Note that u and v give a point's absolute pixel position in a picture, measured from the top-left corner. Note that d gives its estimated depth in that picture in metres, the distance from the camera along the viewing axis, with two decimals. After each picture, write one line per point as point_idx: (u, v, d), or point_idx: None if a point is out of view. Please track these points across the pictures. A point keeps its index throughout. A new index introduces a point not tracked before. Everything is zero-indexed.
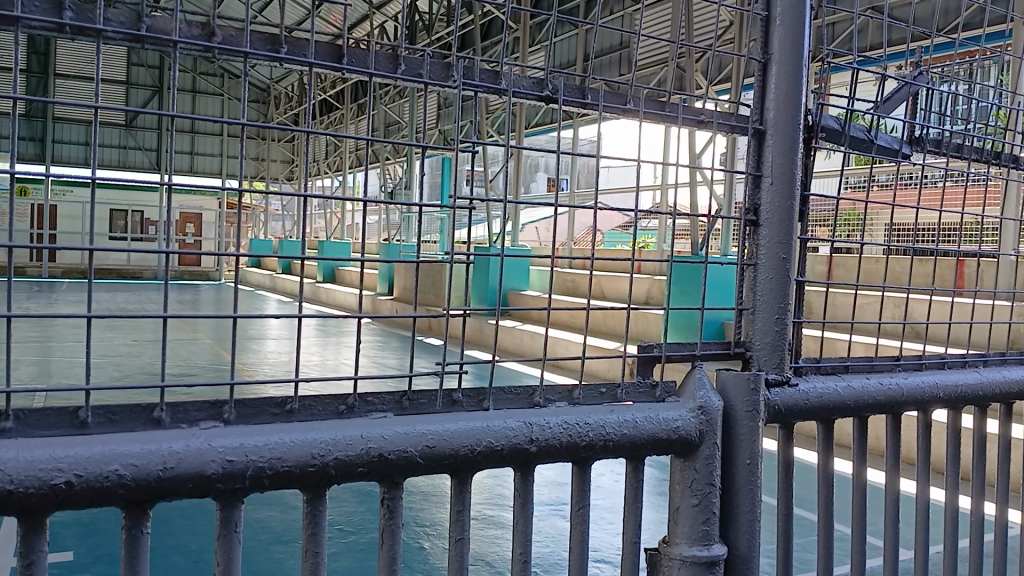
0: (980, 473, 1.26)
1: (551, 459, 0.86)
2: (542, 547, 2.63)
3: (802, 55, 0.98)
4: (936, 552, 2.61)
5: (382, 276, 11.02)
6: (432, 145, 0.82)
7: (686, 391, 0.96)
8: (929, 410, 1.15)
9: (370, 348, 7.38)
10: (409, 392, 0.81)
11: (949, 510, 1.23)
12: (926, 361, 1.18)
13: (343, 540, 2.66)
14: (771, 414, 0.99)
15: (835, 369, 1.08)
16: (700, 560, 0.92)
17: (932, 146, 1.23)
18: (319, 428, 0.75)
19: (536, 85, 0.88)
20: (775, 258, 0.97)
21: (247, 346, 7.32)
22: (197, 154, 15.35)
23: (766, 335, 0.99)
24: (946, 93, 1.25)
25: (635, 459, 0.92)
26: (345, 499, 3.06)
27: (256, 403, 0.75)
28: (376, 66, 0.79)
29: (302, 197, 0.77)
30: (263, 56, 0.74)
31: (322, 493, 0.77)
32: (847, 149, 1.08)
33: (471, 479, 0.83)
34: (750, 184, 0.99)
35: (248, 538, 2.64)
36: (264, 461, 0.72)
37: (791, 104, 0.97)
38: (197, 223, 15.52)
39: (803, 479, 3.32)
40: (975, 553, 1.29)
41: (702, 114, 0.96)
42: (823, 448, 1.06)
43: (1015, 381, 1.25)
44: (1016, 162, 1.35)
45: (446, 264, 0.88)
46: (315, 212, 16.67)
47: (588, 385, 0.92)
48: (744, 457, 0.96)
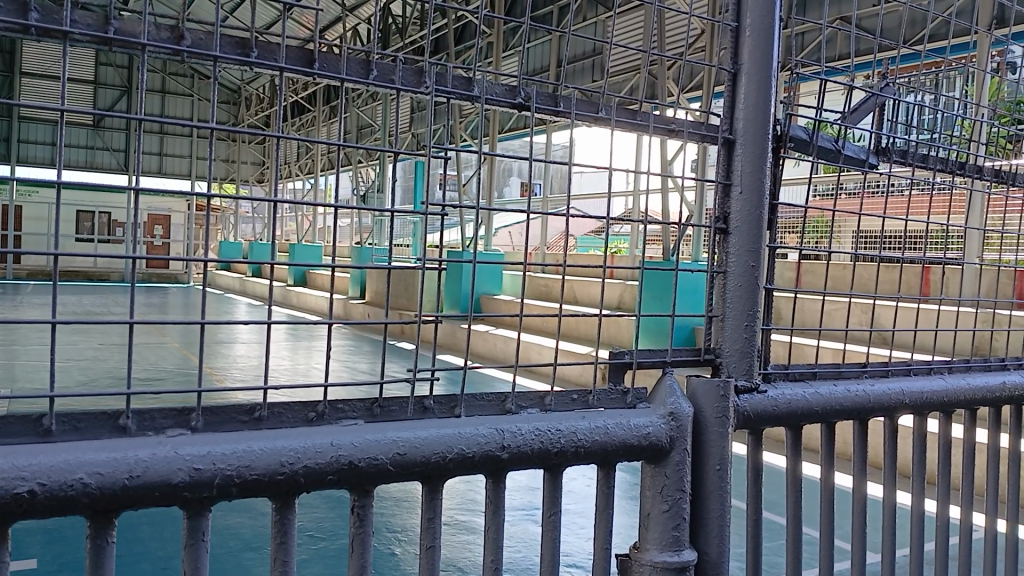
0: (946, 478, 1.28)
1: (523, 466, 0.86)
2: (513, 552, 2.63)
3: (771, 65, 0.99)
4: (902, 557, 2.66)
5: (354, 280, 11.01)
6: (403, 151, 0.81)
7: (657, 397, 0.96)
8: (895, 416, 1.16)
9: (341, 353, 7.36)
10: (380, 400, 0.80)
11: (915, 513, 1.24)
12: (893, 367, 1.20)
13: (312, 547, 2.64)
14: (741, 420, 1.00)
15: (803, 376, 1.09)
16: (671, 567, 0.92)
17: (898, 156, 1.25)
18: (287, 436, 0.74)
19: (509, 92, 0.88)
20: (744, 266, 0.98)
21: (216, 350, 7.25)
22: (166, 155, 15.21)
23: (736, 342, 0.99)
24: (910, 104, 1.27)
25: (607, 465, 0.92)
26: (314, 505, 3.05)
27: (223, 410, 0.74)
28: (348, 71, 0.79)
29: (273, 201, 0.76)
30: (232, 60, 0.73)
31: (291, 501, 0.76)
32: (816, 158, 1.10)
33: (442, 486, 0.83)
34: (719, 192, 1.00)
35: (217, 545, 2.61)
36: (231, 469, 0.71)
37: (760, 118, 0.98)
38: (166, 225, 15.35)
39: (771, 482, 3.38)
40: (943, 555, 1.30)
41: (673, 123, 0.97)
42: (791, 453, 1.07)
43: (979, 388, 1.27)
44: (979, 174, 1.37)
45: (422, 271, 0.87)
46: (286, 215, 16.58)
47: (560, 392, 0.92)
48: (713, 463, 0.97)
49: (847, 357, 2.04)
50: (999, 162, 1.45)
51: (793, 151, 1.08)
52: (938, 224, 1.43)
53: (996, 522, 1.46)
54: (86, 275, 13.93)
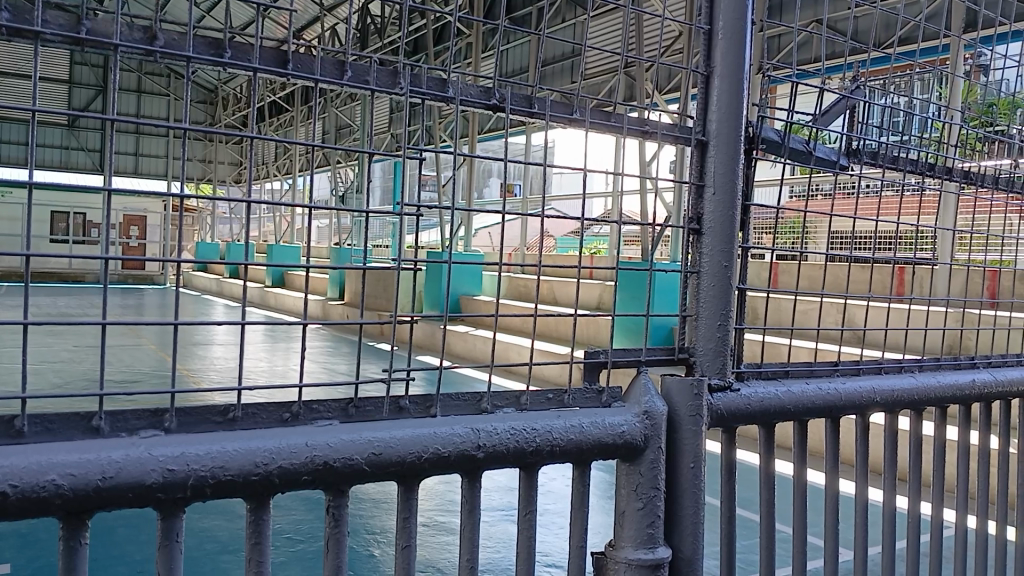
0: (917, 475, 1.30)
1: (499, 465, 0.87)
2: (492, 552, 2.64)
3: (743, 70, 1.00)
4: (875, 554, 2.70)
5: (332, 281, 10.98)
6: (379, 152, 0.82)
7: (632, 396, 0.97)
8: (866, 414, 1.18)
9: (319, 354, 7.33)
10: (355, 400, 0.81)
11: (887, 511, 1.26)
12: (863, 366, 1.22)
13: (291, 549, 2.63)
14: (714, 418, 1.01)
15: (776, 375, 1.11)
16: (645, 564, 0.93)
17: (869, 157, 1.26)
18: (262, 436, 0.74)
19: (484, 93, 0.88)
20: (717, 266, 1.00)
21: (193, 352, 7.20)
22: (142, 155, 15.08)
23: (710, 341, 1.00)
24: (883, 106, 1.29)
25: (581, 464, 0.93)
26: (292, 507, 3.04)
27: (197, 411, 0.74)
28: (323, 72, 0.79)
29: (248, 203, 0.76)
30: (206, 60, 0.73)
31: (265, 502, 0.76)
32: (787, 159, 1.11)
33: (418, 485, 0.83)
34: (693, 193, 1.01)
35: (193, 547, 2.59)
36: (205, 470, 0.71)
37: (732, 120, 1.00)
38: (142, 226, 15.20)
39: (744, 480, 3.42)
40: (915, 552, 1.32)
41: (647, 125, 0.97)
42: (763, 451, 1.08)
43: (948, 385, 1.29)
44: (949, 176, 1.39)
45: (399, 272, 0.87)
46: (264, 215, 16.48)
47: (536, 391, 0.92)
48: (688, 460, 0.98)
49: (813, 354, 2.08)
50: (968, 164, 1.47)
51: (766, 153, 1.09)
52: (910, 225, 1.45)
53: (967, 517, 1.48)
54: (61, 276, 13.77)
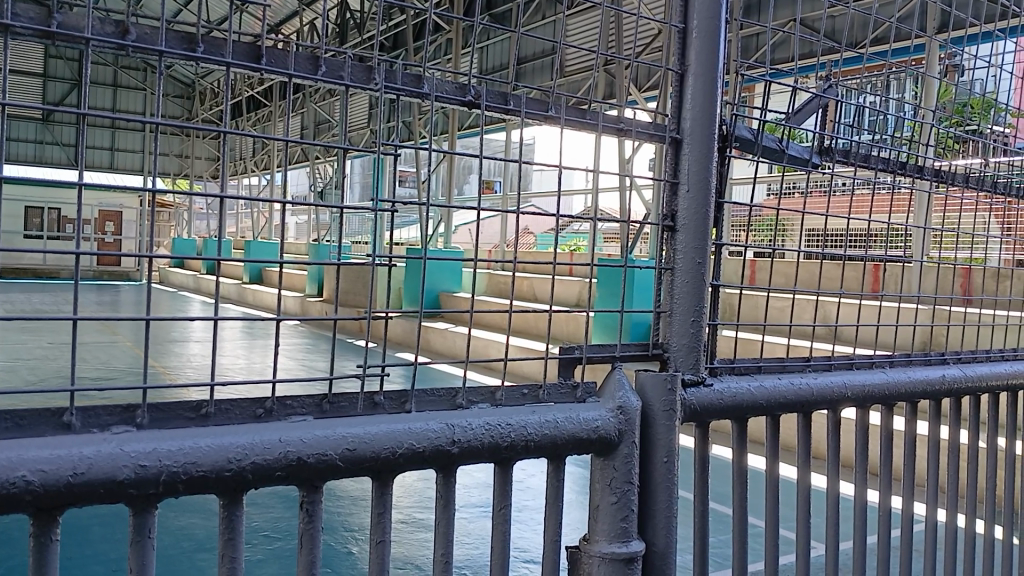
0: (888, 468, 1.31)
1: (472, 460, 0.87)
2: (470, 548, 2.64)
3: (718, 67, 1.01)
4: (847, 548, 2.75)
5: (311, 277, 10.94)
6: (353, 148, 0.81)
7: (606, 391, 0.98)
8: (838, 409, 1.19)
9: (296, 352, 7.29)
10: (329, 396, 0.81)
11: (859, 506, 1.27)
12: (835, 361, 1.23)
13: (267, 546, 2.62)
14: (688, 413, 1.03)
15: (748, 370, 1.12)
16: (619, 557, 0.94)
17: (842, 156, 1.28)
18: (235, 432, 0.74)
19: (459, 90, 0.88)
20: (691, 262, 1.00)
21: (169, 349, 7.15)
22: (118, 150, 14.95)
23: (683, 337, 1.02)
24: (855, 105, 1.31)
25: (556, 459, 0.94)
26: (269, 505, 3.04)
27: (170, 407, 0.73)
28: (296, 67, 0.79)
29: (222, 198, 0.76)
30: (178, 55, 0.72)
31: (238, 498, 0.76)
32: (761, 157, 1.12)
33: (393, 481, 0.83)
34: (667, 191, 1.02)
35: (169, 546, 2.58)
36: (177, 466, 0.71)
37: (706, 117, 1.01)
38: (117, 222, 15.06)
39: (718, 474, 3.47)
40: (887, 546, 1.34)
41: (622, 122, 0.98)
42: (736, 446, 1.09)
43: (919, 380, 1.31)
44: (921, 173, 1.40)
45: (374, 269, 0.87)
46: (241, 210, 16.36)
47: (510, 387, 0.93)
48: (661, 455, 0.99)
49: (782, 350, 2.11)
50: (940, 162, 1.49)
51: (740, 151, 1.10)
52: (883, 223, 1.47)
53: (936, 511, 1.50)
54: (35, 272, 13.60)
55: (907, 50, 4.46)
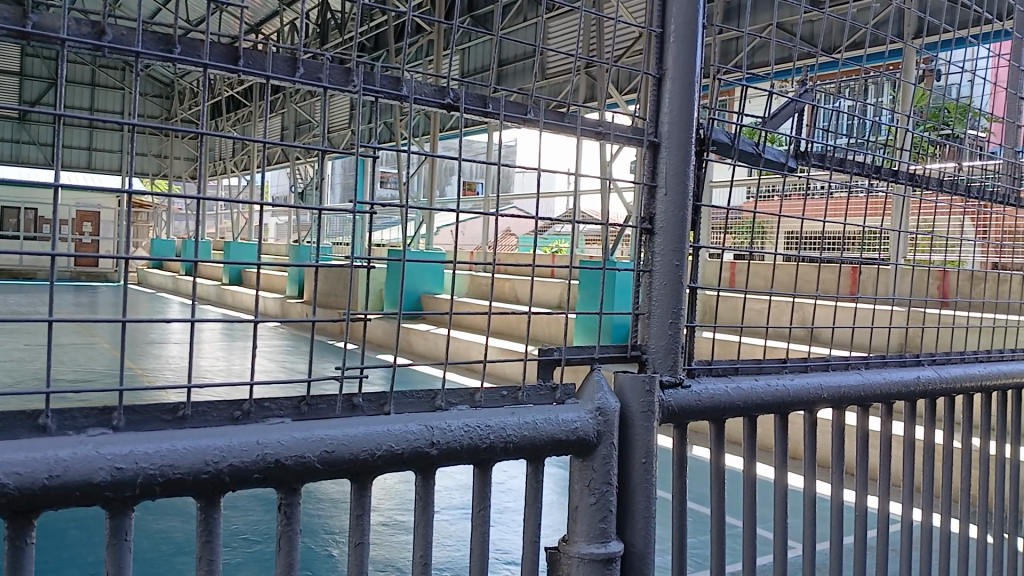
0: (863, 468, 1.33)
1: (452, 462, 0.87)
2: (451, 550, 2.64)
3: (695, 71, 1.02)
4: (825, 547, 2.78)
5: (291, 279, 10.89)
6: (333, 149, 0.81)
7: (585, 393, 0.99)
8: (814, 410, 1.21)
9: (276, 353, 7.26)
10: (307, 398, 0.81)
11: (835, 506, 1.28)
12: (811, 363, 1.24)
13: (247, 549, 2.61)
14: (666, 414, 1.03)
15: (726, 371, 1.13)
16: (598, 558, 0.95)
17: (818, 160, 1.29)
18: (212, 434, 0.74)
19: (438, 93, 0.89)
20: (669, 265, 1.01)
21: (148, 351, 7.10)
22: (95, 150, 14.82)
23: (662, 339, 1.02)
24: (832, 110, 1.32)
25: (535, 460, 0.94)
26: (249, 507, 3.02)
27: (146, 409, 0.73)
28: (274, 69, 0.79)
29: (200, 199, 0.76)
30: (155, 56, 0.72)
31: (216, 500, 0.76)
32: (737, 161, 1.13)
33: (372, 482, 0.83)
34: (644, 195, 1.02)
35: (147, 549, 2.56)
36: (154, 468, 0.70)
37: (684, 120, 1.01)
38: (95, 222, 14.93)
39: (695, 474, 3.49)
40: (863, 545, 1.36)
41: (600, 126, 0.98)
42: (714, 447, 1.10)
43: (893, 381, 1.32)
44: (897, 178, 1.42)
45: (353, 270, 0.87)
46: (221, 211, 16.25)
47: (489, 388, 0.93)
48: (639, 456, 0.99)
49: (761, 351, 2.13)
50: (917, 165, 1.51)
51: (717, 155, 1.11)
52: (859, 226, 1.48)
53: (911, 511, 1.52)
54: (11, 273, 13.44)
55: (878, 54, 4.54)
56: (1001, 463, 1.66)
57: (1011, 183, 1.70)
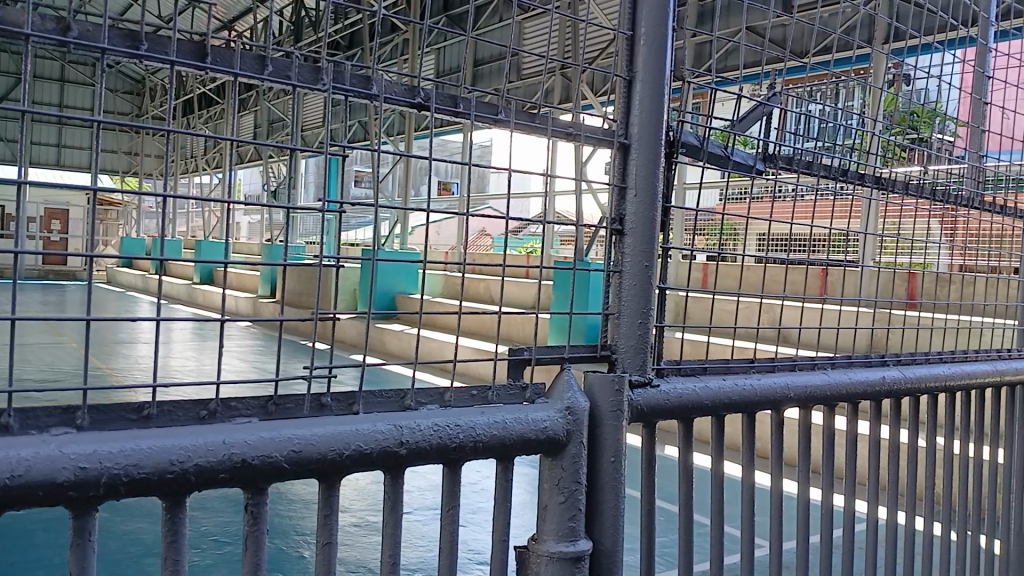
0: (829, 466, 1.35)
1: (421, 462, 0.87)
2: (423, 551, 2.65)
3: (664, 74, 1.03)
4: (791, 545, 2.83)
5: (264, 278, 10.81)
6: (302, 148, 0.81)
7: (555, 392, 0.99)
8: (781, 409, 1.22)
9: (248, 354, 7.20)
10: (275, 398, 0.80)
11: (803, 505, 1.30)
12: (778, 363, 1.26)
13: (217, 551, 2.58)
14: (635, 414, 1.04)
15: (694, 371, 1.14)
16: (566, 557, 0.95)
17: (785, 163, 1.31)
18: (178, 434, 0.73)
19: (408, 91, 0.89)
20: (638, 265, 1.02)
21: (116, 350, 7.00)
22: (64, 146, 14.61)
23: (631, 338, 1.03)
24: (799, 113, 1.34)
25: (505, 460, 0.94)
26: (219, 509, 3.00)
27: (110, 408, 0.72)
28: (242, 67, 0.78)
29: (167, 198, 0.75)
30: (122, 52, 0.72)
31: (181, 501, 0.75)
32: (706, 163, 1.14)
33: (339, 482, 0.83)
34: (615, 196, 1.03)
35: (114, 551, 2.53)
36: (118, 468, 0.70)
37: (653, 122, 1.02)
38: (63, 220, 14.74)
39: (664, 473, 3.53)
40: (829, 543, 1.38)
41: (570, 126, 0.99)
42: (682, 447, 1.11)
43: (859, 381, 1.34)
44: (864, 181, 1.44)
45: (323, 269, 0.87)
46: (192, 210, 16.07)
47: (459, 388, 0.93)
48: (608, 455, 1.00)
49: (728, 351, 2.16)
50: (885, 169, 1.53)
51: (685, 156, 1.12)
52: (829, 228, 1.50)
53: (878, 509, 1.55)
54: None
55: (848, 59, 4.61)
56: (966, 462, 1.69)
57: (977, 187, 1.73)
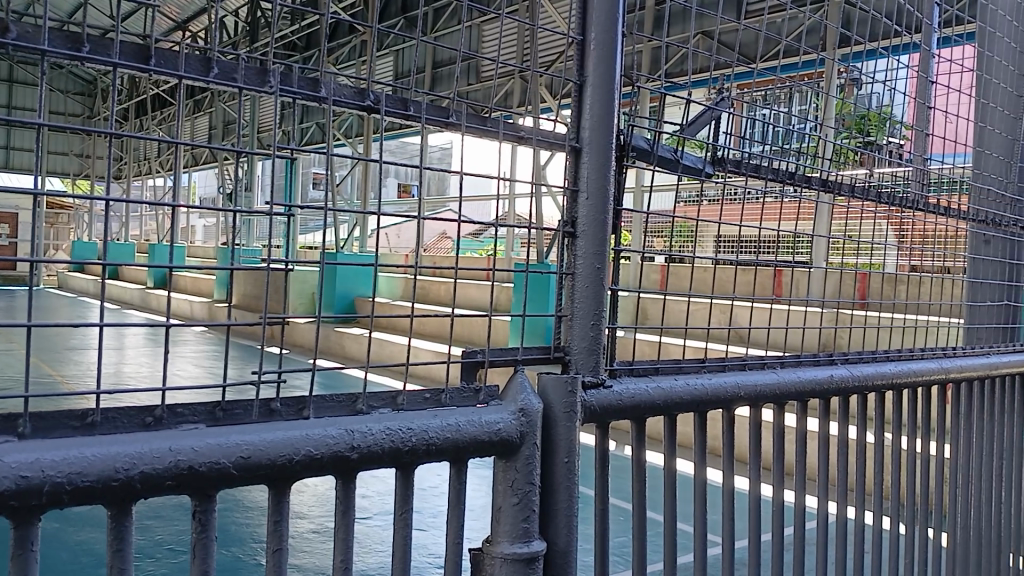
0: (779, 462, 1.37)
1: (373, 466, 0.87)
2: (383, 556, 2.64)
3: (614, 78, 1.04)
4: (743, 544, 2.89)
5: (220, 283, 10.67)
6: (252, 150, 0.81)
7: (509, 394, 0.99)
8: (732, 408, 1.24)
9: (204, 359, 7.10)
10: (223, 403, 0.80)
11: (754, 501, 1.32)
12: (728, 363, 1.28)
13: (172, 560, 2.55)
14: (588, 414, 1.05)
15: (646, 371, 1.16)
16: (520, 558, 0.96)
17: (734, 166, 1.33)
18: (123, 441, 0.72)
19: (357, 95, 0.88)
20: (591, 267, 1.03)
21: (67, 357, 6.85)
22: (12, 148, 14.27)
23: (584, 339, 1.04)
24: (749, 118, 1.36)
25: (458, 463, 0.94)
26: (174, 517, 2.95)
27: (53, 415, 0.71)
28: (187, 69, 0.78)
29: (111, 201, 0.74)
30: (62, 54, 0.70)
31: (127, 509, 0.74)
32: (656, 167, 1.16)
33: (290, 488, 0.83)
34: (567, 199, 1.04)
35: (66, 562, 2.48)
36: (61, 476, 0.69)
37: (603, 126, 1.04)
38: (11, 224, 14.41)
39: (619, 472, 3.57)
40: (780, 539, 1.40)
41: (521, 130, 1.00)
42: (636, 446, 1.12)
43: (808, 379, 1.37)
44: (812, 184, 1.47)
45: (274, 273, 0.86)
46: (145, 214, 15.80)
47: (412, 391, 0.93)
48: (562, 455, 1.01)
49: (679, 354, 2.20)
50: (833, 173, 1.56)
51: (636, 160, 1.14)
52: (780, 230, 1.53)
53: (828, 504, 1.57)
54: None
55: (795, 65, 4.74)
56: (913, 458, 1.73)
57: (921, 190, 1.78)
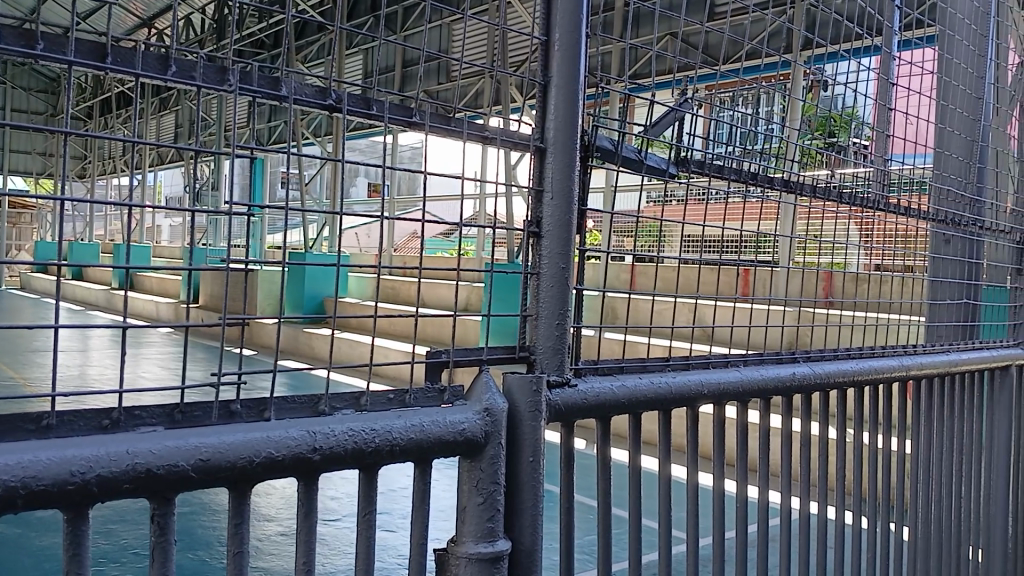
0: (743, 458, 1.39)
1: (335, 466, 0.87)
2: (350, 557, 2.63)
3: (578, 78, 1.04)
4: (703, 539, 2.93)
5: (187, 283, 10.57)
6: (213, 148, 0.80)
7: (474, 394, 1.00)
8: (696, 405, 1.25)
9: (170, 361, 7.01)
10: (182, 406, 0.79)
11: (718, 497, 1.33)
12: (692, 361, 1.29)
13: (136, 564, 2.51)
14: (553, 413, 1.05)
15: (611, 370, 1.17)
16: (484, 557, 0.96)
17: (697, 167, 1.35)
18: (79, 444, 0.71)
19: (319, 94, 0.88)
20: (555, 267, 1.04)
21: (29, 359, 6.73)
22: None
23: (549, 338, 1.04)
24: (712, 118, 1.37)
25: (422, 463, 0.94)
26: (139, 521, 2.91)
27: (7, 419, 0.70)
28: (144, 67, 0.77)
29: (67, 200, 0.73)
30: (16, 52, 0.69)
31: (84, 512, 0.73)
32: (621, 167, 1.16)
33: (251, 490, 0.82)
34: (532, 199, 1.04)
35: (26, 568, 2.43)
36: (16, 479, 0.67)
37: (567, 126, 1.04)
38: None
39: (586, 470, 3.59)
40: (743, 533, 1.42)
41: (486, 130, 1.00)
42: (601, 444, 1.13)
43: (771, 376, 1.38)
44: (775, 184, 1.49)
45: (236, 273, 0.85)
46: (110, 213, 15.56)
47: (375, 392, 0.93)
48: (527, 454, 1.01)
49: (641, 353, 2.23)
50: (796, 174, 1.58)
51: (601, 160, 1.14)
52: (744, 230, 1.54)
53: (790, 500, 1.59)
54: None
55: (757, 67, 4.82)
56: (874, 453, 1.76)
57: (882, 190, 1.81)
